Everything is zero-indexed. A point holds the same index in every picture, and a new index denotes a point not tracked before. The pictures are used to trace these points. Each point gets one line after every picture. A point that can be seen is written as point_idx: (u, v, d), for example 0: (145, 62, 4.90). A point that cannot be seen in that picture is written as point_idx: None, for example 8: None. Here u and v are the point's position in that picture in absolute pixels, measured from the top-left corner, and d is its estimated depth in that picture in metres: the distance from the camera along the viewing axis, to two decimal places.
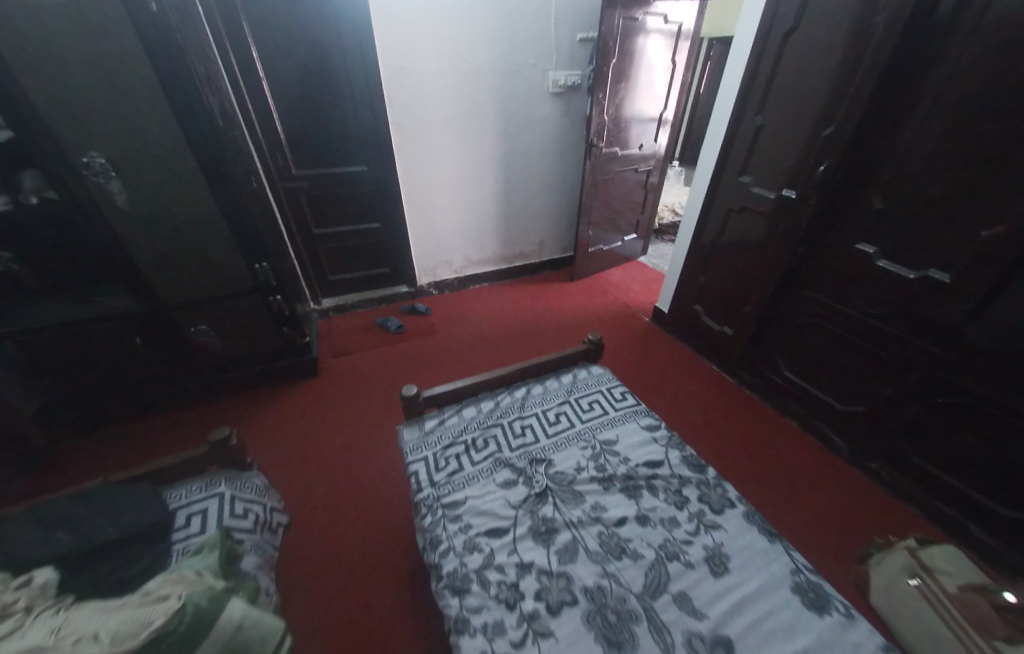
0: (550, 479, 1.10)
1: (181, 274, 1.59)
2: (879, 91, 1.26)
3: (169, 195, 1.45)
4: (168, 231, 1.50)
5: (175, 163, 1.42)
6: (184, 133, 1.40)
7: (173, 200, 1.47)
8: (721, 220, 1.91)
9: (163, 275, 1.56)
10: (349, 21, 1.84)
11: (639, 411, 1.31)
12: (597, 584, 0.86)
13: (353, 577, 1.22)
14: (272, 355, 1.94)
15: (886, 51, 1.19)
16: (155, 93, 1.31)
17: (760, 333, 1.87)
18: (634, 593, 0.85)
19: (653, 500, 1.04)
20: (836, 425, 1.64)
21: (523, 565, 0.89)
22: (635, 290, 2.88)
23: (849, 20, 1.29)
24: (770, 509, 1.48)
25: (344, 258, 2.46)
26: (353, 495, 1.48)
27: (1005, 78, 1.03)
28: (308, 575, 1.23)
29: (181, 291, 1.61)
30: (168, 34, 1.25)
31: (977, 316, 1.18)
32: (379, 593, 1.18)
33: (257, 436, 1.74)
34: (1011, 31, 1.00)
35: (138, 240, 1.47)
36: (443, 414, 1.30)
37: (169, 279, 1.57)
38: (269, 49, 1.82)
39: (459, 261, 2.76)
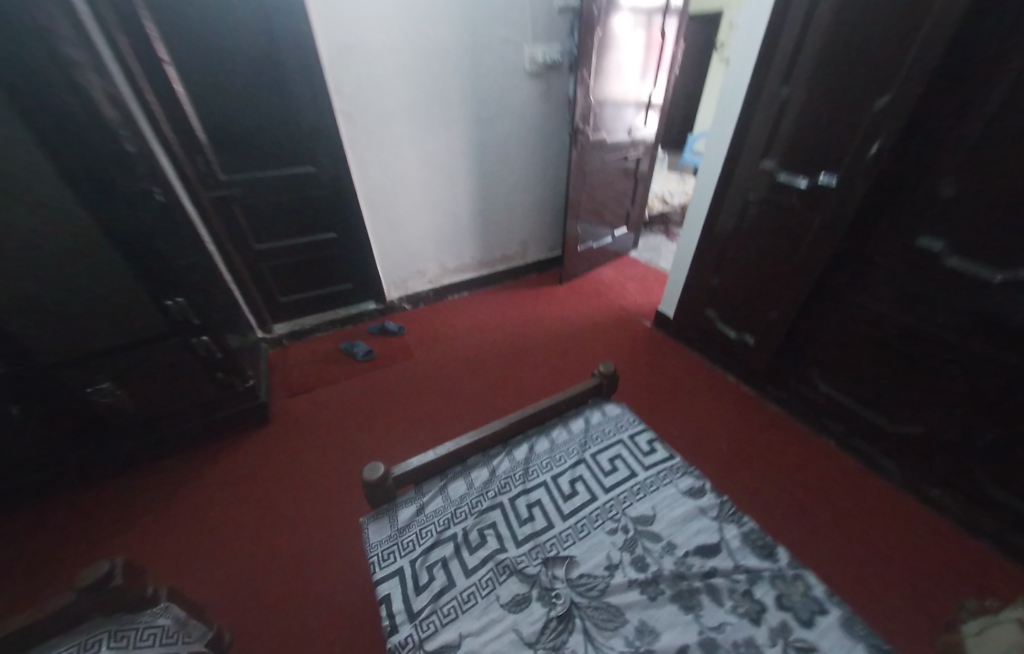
0: (575, 591, 0.81)
1: (59, 322, 1.18)
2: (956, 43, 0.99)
3: (25, 223, 1.03)
4: (33, 271, 1.08)
5: (26, 176, 1.00)
6: (34, 132, 0.98)
7: (33, 228, 1.05)
8: (738, 213, 1.64)
9: (38, 329, 1.15)
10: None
11: (674, 469, 1.03)
12: None
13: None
14: (208, 408, 1.56)
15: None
16: None
17: (790, 339, 1.61)
18: None
19: (718, 614, 0.76)
20: (885, 445, 1.41)
21: None
22: (632, 290, 2.60)
23: None
24: (833, 563, 1.20)
25: (295, 275, 2.08)
26: (307, 596, 1.13)
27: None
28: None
29: (62, 345, 1.21)
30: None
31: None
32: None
33: (177, 520, 1.33)
34: None
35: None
36: (424, 495, 0.97)
37: (41, 331, 1.16)
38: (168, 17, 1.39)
39: (433, 270, 2.41)
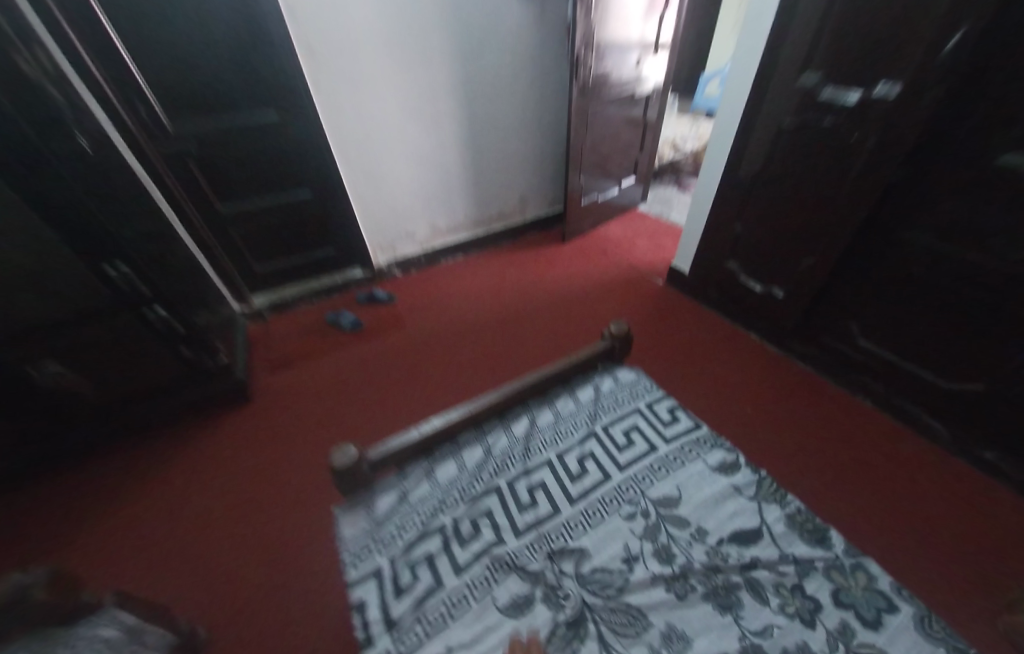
0: (587, 590, 0.67)
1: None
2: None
3: None
4: None
5: None
6: None
7: None
8: (768, 143, 1.38)
9: None
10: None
11: (701, 441, 0.88)
12: None
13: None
14: (177, 386, 1.39)
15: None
16: None
17: (826, 290, 1.41)
18: None
19: (763, 615, 0.62)
20: (933, 405, 1.25)
21: None
22: (641, 246, 2.38)
23: None
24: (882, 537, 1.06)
25: (268, 240, 1.87)
26: (290, 588, 1.02)
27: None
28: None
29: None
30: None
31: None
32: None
33: (147, 507, 1.21)
34: None
35: None
36: (407, 481, 0.83)
37: None
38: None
39: (423, 231, 2.19)
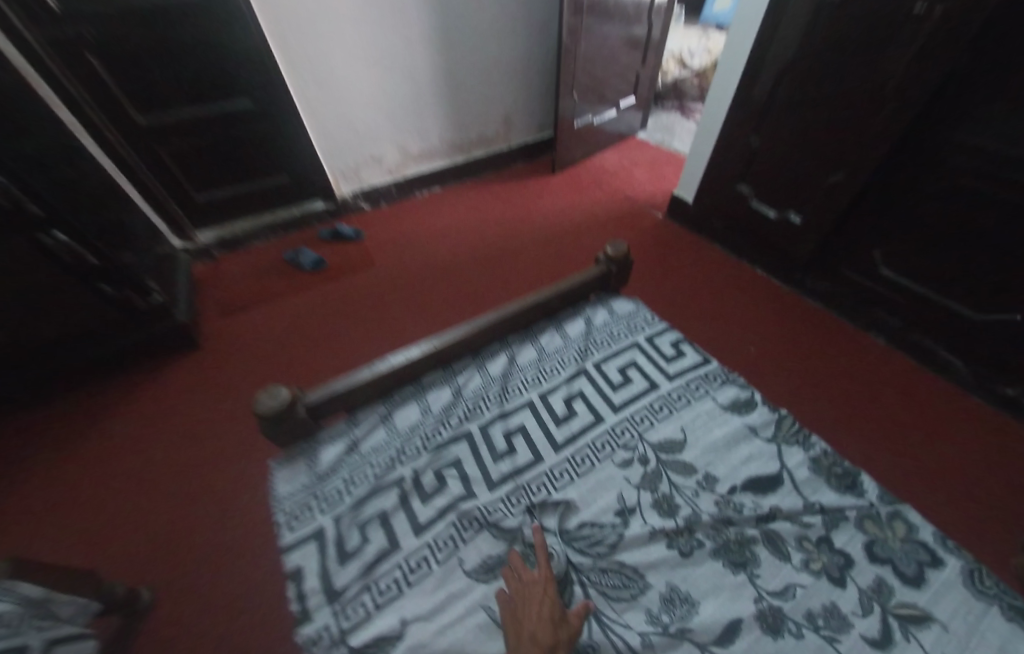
0: (573, 548, 0.56)
1: None
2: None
3: None
4: None
5: None
6: None
7: None
8: (806, 25, 1.10)
9: None
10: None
11: (710, 378, 0.74)
12: None
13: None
14: (115, 332, 1.20)
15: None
16: None
17: (851, 214, 1.23)
18: None
19: (783, 572, 0.52)
20: (955, 341, 1.14)
21: None
22: (640, 177, 2.13)
23: None
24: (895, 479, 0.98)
25: (207, 164, 1.57)
26: (244, 547, 0.92)
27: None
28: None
29: None
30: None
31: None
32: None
33: (79, 464, 1.06)
34: None
35: None
36: (358, 429, 0.68)
37: None
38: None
39: (392, 157, 1.90)
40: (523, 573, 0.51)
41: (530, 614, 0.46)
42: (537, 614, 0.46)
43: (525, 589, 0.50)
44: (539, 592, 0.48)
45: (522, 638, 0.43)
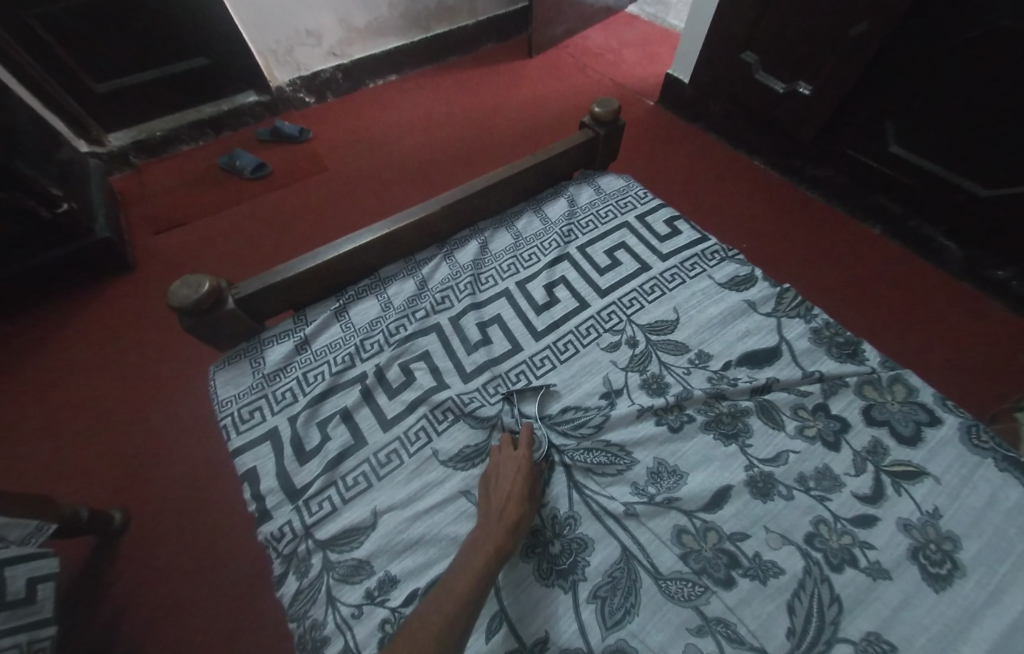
0: (556, 432, 0.52)
1: None
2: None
3: None
4: None
5: None
6: None
7: None
8: None
9: None
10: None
11: (707, 254, 0.66)
12: None
13: (233, 617, 0.72)
14: (20, 247, 1.04)
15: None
16: None
17: (868, 78, 1.07)
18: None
19: (776, 440, 0.49)
20: (954, 223, 1.08)
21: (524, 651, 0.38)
22: (629, 59, 1.85)
23: None
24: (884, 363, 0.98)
25: (93, 40, 1.24)
26: (217, 466, 0.88)
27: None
28: (152, 623, 0.71)
29: None
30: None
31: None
32: (282, 634, 0.70)
33: (14, 396, 0.96)
34: None
35: None
36: (307, 327, 0.59)
37: None
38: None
39: (332, 32, 1.56)
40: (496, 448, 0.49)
41: (499, 488, 0.44)
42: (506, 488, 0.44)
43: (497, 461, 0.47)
44: (510, 469, 0.46)
45: (489, 516, 0.42)
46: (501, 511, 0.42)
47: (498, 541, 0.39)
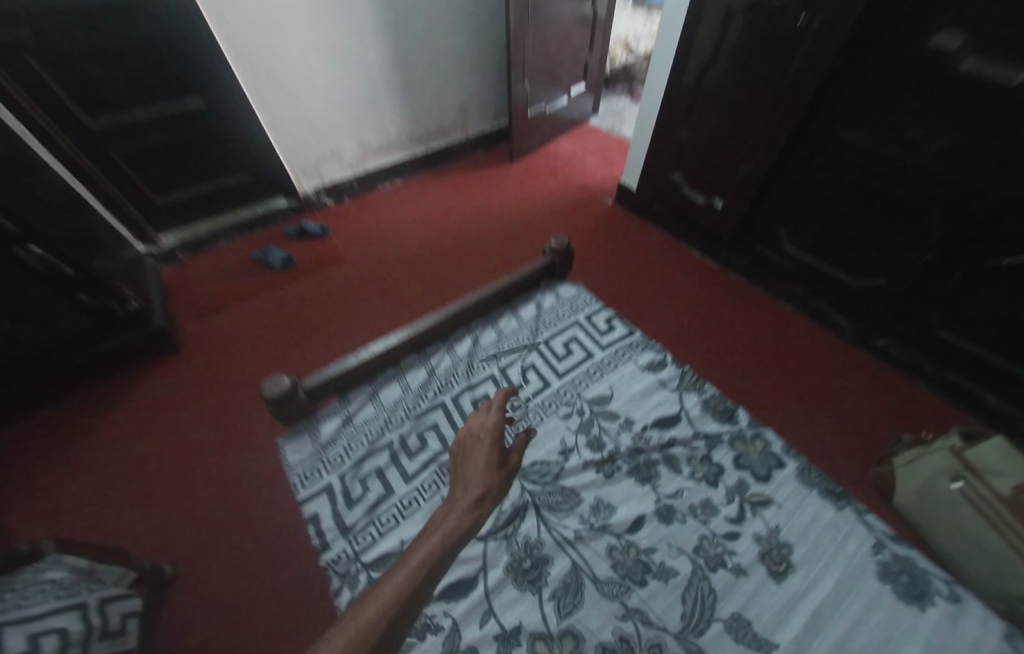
0: (527, 480, 0.74)
1: None
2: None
3: None
4: None
5: None
6: None
7: None
8: (717, 37, 1.27)
9: None
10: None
11: (633, 344, 0.93)
12: (619, 636, 0.57)
13: None
14: (98, 336, 1.26)
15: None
16: None
17: (761, 197, 1.44)
18: (672, 633, 0.57)
19: (675, 481, 0.72)
20: (841, 303, 1.39)
21: (507, 634, 0.57)
22: (591, 164, 2.28)
23: None
24: (805, 425, 1.23)
25: (160, 166, 1.57)
26: (250, 521, 1.04)
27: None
28: None
29: None
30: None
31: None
32: None
33: (80, 463, 1.13)
34: None
35: None
36: (350, 406, 0.82)
37: None
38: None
39: (351, 151, 1.95)
40: (470, 433, 0.64)
41: (467, 462, 0.60)
42: (474, 461, 0.59)
43: (465, 441, 0.63)
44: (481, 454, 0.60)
45: (462, 487, 0.55)
46: (468, 490, 0.54)
47: (464, 505, 0.52)
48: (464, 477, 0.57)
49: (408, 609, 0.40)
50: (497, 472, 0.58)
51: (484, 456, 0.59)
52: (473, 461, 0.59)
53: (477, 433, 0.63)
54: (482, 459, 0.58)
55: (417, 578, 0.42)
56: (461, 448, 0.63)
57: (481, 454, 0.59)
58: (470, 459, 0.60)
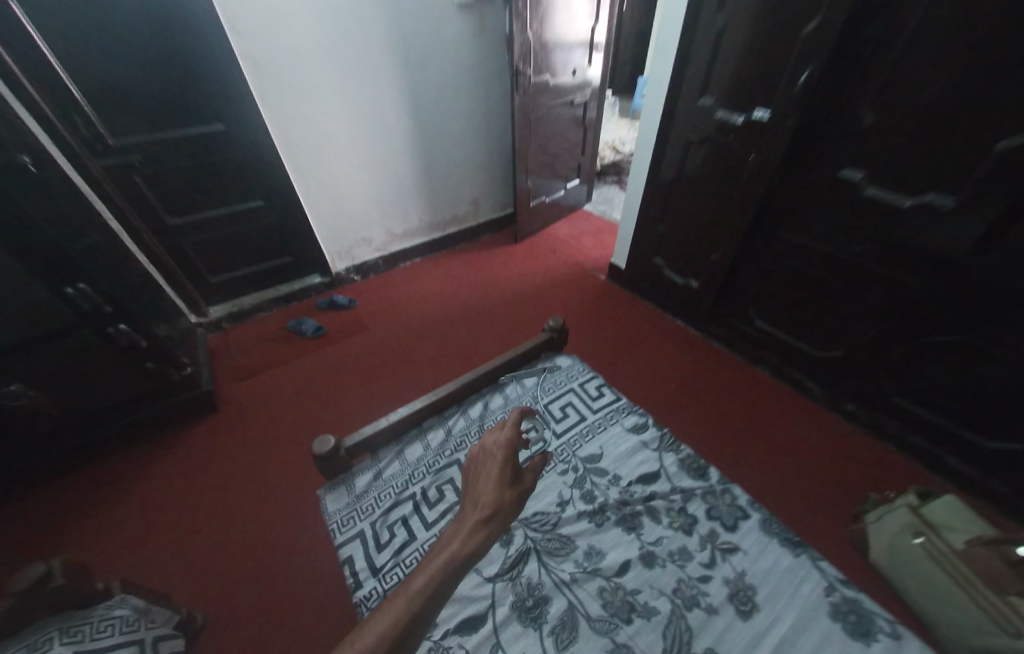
0: (530, 528, 0.87)
1: None
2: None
3: None
4: None
5: None
6: None
7: None
8: (680, 158, 1.61)
9: None
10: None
11: (620, 409, 1.10)
12: None
13: None
14: (154, 398, 1.44)
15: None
16: None
17: (730, 279, 1.68)
18: None
19: (656, 530, 0.85)
20: (809, 371, 1.56)
21: None
22: (586, 245, 2.60)
23: None
24: (787, 481, 1.33)
25: (221, 252, 1.87)
26: (271, 567, 1.12)
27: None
28: None
29: None
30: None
31: (991, 237, 0.99)
32: None
33: (123, 514, 1.25)
34: None
35: None
36: (380, 462, 0.98)
37: None
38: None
39: (380, 236, 2.27)
40: (483, 448, 0.66)
41: (481, 471, 0.62)
42: (488, 472, 0.62)
43: (479, 453, 0.66)
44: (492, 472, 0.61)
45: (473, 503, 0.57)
46: (477, 505, 0.57)
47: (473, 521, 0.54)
48: (479, 487, 0.60)
49: (424, 615, 0.45)
50: (508, 489, 0.59)
51: (499, 470, 0.61)
52: (489, 473, 0.61)
53: (491, 448, 0.66)
54: (497, 473, 0.61)
55: (428, 591, 0.46)
56: (476, 455, 0.66)
57: (497, 467, 0.62)
58: (484, 468, 0.63)
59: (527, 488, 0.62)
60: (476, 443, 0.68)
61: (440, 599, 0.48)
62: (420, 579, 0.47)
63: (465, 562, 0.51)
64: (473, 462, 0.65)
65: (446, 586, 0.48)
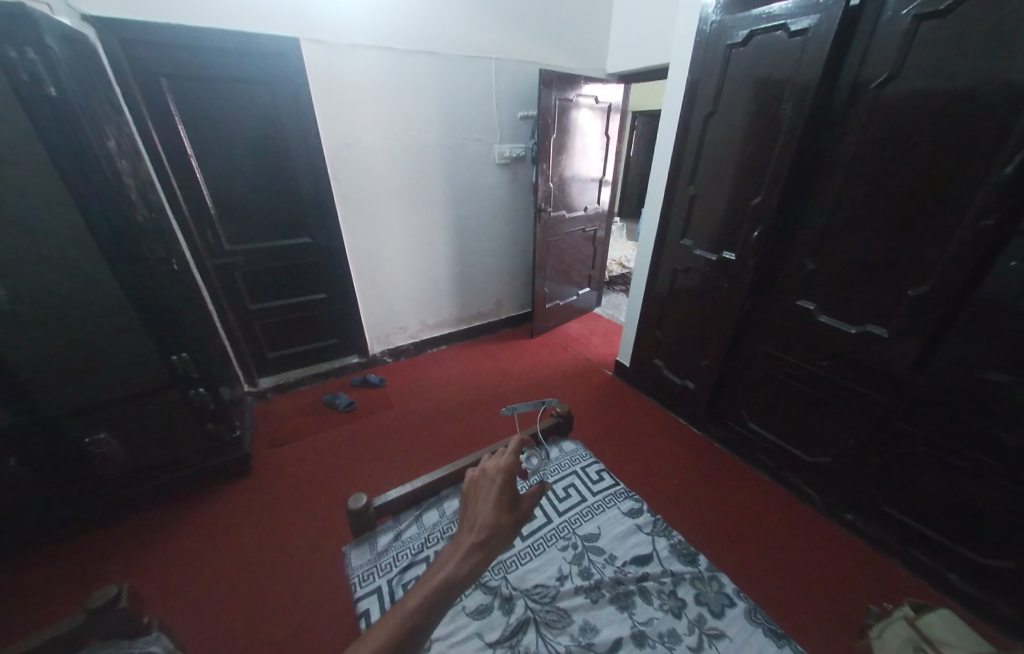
0: (531, 599, 0.95)
1: (83, 382, 1.27)
2: (802, 154, 1.34)
3: (75, 305, 1.19)
4: (75, 343, 1.22)
5: (80, 263, 1.17)
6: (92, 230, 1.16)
7: (81, 309, 1.20)
8: (671, 279, 1.95)
9: (58, 388, 1.24)
10: (275, 62, 1.68)
11: (617, 493, 1.22)
12: None
13: None
14: (202, 457, 1.61)
15: (806, 121, 1.27)
16: (62, 198, 1.10)
17: (722, 383, 1.87)
18: None
19: (648, 611, 0.92)
20: (805, 476, 1.63)
21: None
22: (595, 343, 2.88)
23: (761, 121, 1.42)
24: (789, 587, 1.33)
25: (282, 333, 2.21)
26: (275, 633, 1.14)
27: (932, 135, 1.06)
28: None
29: (87, 394, 1.29)
30: (19, 56, 0.97)
31: (926, 359, 1.19)
32: None
33: (148, 567, 1.34)
34: (889, 132, 1.14)
35: (23, 359, 1.16)
36: (400, 524, 1.11)
37: (68, 390, 1.25)
38: (190, 101, 1.61)
39: (414, 326, 2.62)
40: (486, 469, 0.78)
41: (479, 497, 0.74)
42: (486, 498, 0.73)
43: (481, 476, 0.78)
44: (488, 503, 0.72)
45: (472, 527, 0.68)
46: (475, 527, 0.68)
47: (469, 543, 0.65)
48: (477, 512, 0.71)
49: (419, 627, 0.53)
50: (501, 515, 0.70)
51: (495, 496, 0.72)
52: (486, 498, 0.73)
53: (492, 471, 0.78)
54: (493, 498, 0.72)
55: (425, 606, 0.55)
56: (475, 485, 0.77)
57: (493, 493, 0.73)
58: (481, 496, 0.74)
59: (520, 514, 0.72)
60: (477, 475, 0.80)
61: (439, 609, 0.57)
62: (416, 598, 0.56)
63: (464, 574, 0.61)
64: (473, 491, 0.76)
65: (440, 593, 0.57)
